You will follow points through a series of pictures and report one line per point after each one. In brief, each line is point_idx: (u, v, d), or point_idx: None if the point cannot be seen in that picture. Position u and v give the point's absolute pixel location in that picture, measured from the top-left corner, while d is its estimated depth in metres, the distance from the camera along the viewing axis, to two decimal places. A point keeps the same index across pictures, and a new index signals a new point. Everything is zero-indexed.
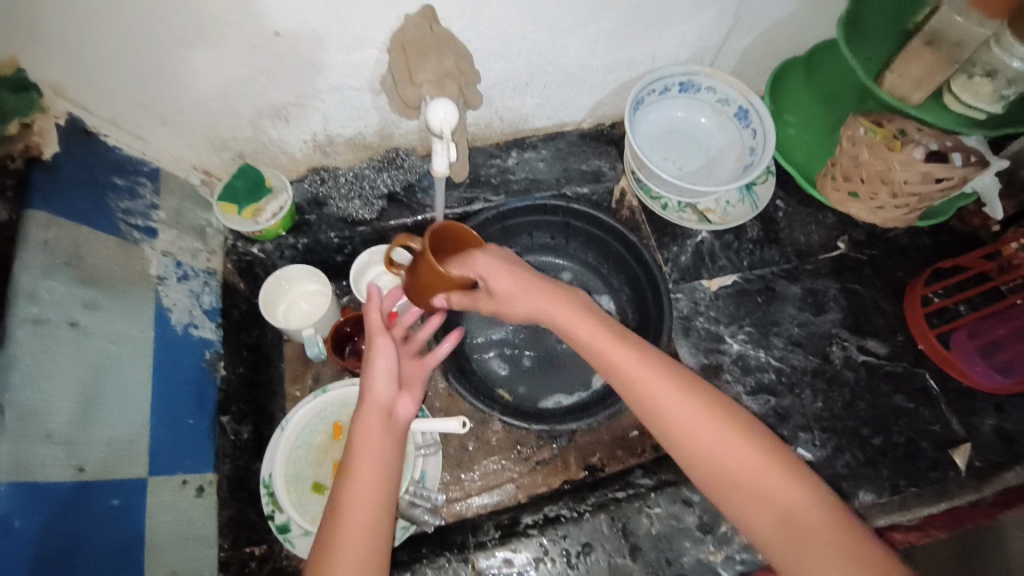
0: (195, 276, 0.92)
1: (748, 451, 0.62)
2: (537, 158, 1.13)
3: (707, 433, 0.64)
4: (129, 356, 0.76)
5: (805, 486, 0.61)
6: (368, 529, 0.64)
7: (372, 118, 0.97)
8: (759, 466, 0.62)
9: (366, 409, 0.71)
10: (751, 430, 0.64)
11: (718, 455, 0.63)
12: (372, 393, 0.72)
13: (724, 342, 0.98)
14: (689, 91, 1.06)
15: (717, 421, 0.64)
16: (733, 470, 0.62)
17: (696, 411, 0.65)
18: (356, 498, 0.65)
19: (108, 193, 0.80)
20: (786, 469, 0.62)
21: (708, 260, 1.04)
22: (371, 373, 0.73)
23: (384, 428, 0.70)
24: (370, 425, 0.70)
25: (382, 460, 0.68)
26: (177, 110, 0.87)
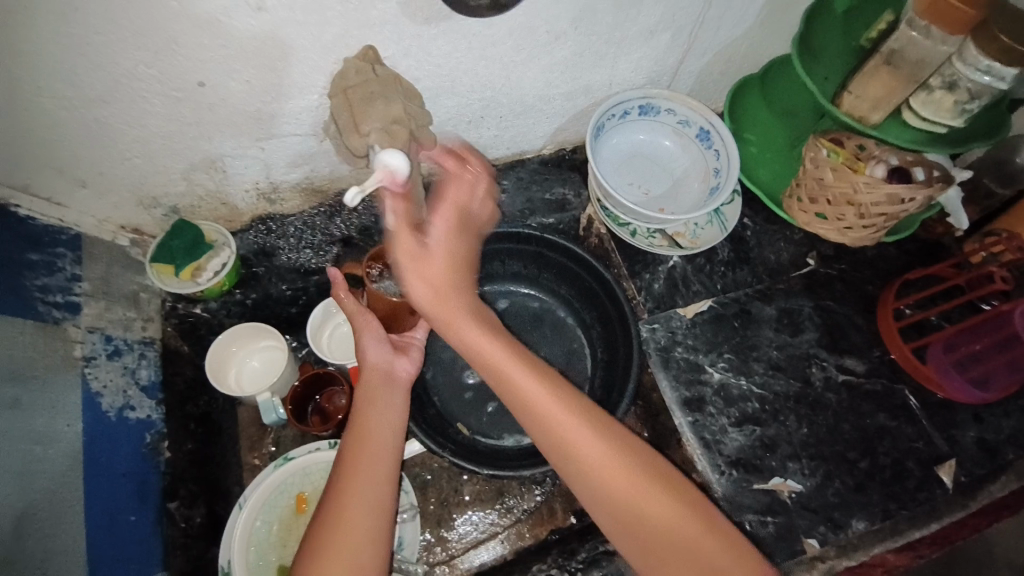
0: (129, 350, 0.84)
1: (634, 477, 0.65)
2: (499, 189, 1.08)
3: (590, 458, 0.66)
4: (58, 457, 0.68)
5: (702, 513, 0.65)
6: (372, 505, 0.62)
7: (320, 164, 0.90)
8: (656, 497, 0.65)
9: (366, 376, 0.72)
10: (645, 455, 0.68)
11: (610, 482, 0.65)
12: (368, 361, 0.74)
13: (704, 371, 0.95)
14: (649, 114, 1.03)
15: (608, 448, 0.67)
16: (621, 486, 0.65)
17: (597, 440, 0.67)
18: (356, 476, 0.63)
19: (22, 272, 0.72)
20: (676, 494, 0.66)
21: (681, 285, 1.01)
22: (367, 342, 0.75)
23: (384, 391, 0.71)
24: (370, 396, 0.70)
25: (383, 431, 0.67)
26: (98, 172, 0.78)
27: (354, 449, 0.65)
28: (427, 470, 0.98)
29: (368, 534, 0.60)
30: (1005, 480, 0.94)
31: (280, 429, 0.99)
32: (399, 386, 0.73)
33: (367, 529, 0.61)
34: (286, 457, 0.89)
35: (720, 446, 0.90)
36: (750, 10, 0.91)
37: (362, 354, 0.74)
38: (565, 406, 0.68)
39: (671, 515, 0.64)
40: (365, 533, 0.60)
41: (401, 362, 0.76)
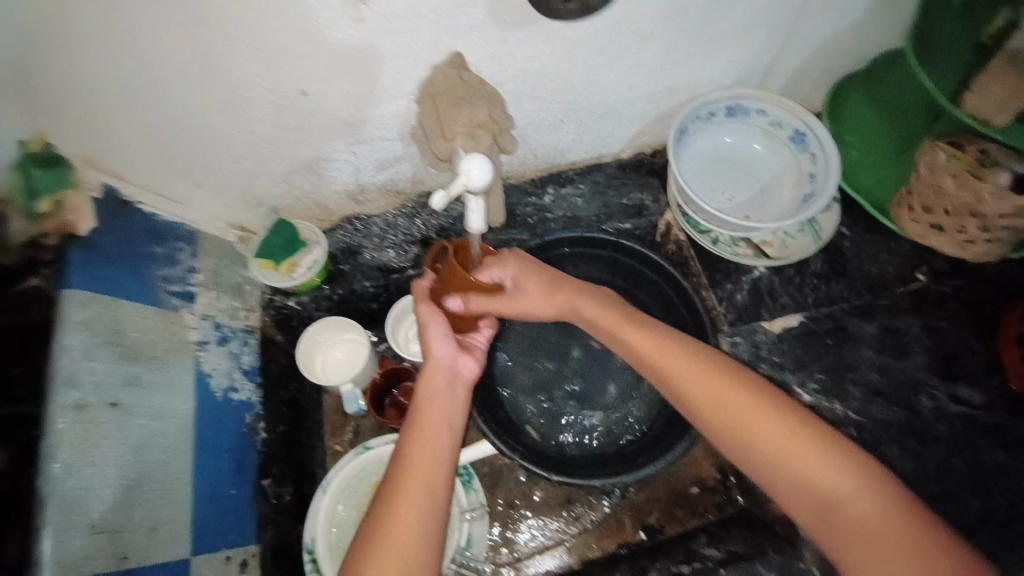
0: (234, 337, 0.92)
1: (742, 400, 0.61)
2: (575, 193, 1.08)
3: (712, 395, 0.62)
4: (169, 432, 0.75)
5: (858, 470, 0.56)
6: (421, 498, 0.60)
7: (403, 167, 0.94)
8: (799, 444, 0.58)
9: (428, 378, 0.69)
10: (781, 403, 0.61)
11: (740, 422, 0.60)
12: (434, 354, 0.70)
13: (793, 392, 0.89)
14: (737, 115, 0.98)
15: (724, 380, 0.62)
16: (747, 424, 0.60)
17: (716, 379, 0.63)
18: (412, 465, 0.62)
19: (149, 263, 0.81)
20: (829, 450, 0.57)
21: (768, 297, 0.96)
22: (432, 335, 0.71)
23: (445, 389, 0.69)
24: (434, 392, 0.68)
25: (440, 424, 0.66)
26: (213, 174, 0.87)
27: (410, 441, 0.64)
28: (494, 470, 0.99)
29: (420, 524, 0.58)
30: None
31: (359, 419, 1.04)
32: (461, 383, 0.71)
33: (419, 520, 0.59)
34: (364, 446, 0.93)
35: None
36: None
37: (427, 346, 0.71)
38: (680, 353, 0.66)
39: (817, 463, 0.57)
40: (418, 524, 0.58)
41: (464, 360, 0.72)
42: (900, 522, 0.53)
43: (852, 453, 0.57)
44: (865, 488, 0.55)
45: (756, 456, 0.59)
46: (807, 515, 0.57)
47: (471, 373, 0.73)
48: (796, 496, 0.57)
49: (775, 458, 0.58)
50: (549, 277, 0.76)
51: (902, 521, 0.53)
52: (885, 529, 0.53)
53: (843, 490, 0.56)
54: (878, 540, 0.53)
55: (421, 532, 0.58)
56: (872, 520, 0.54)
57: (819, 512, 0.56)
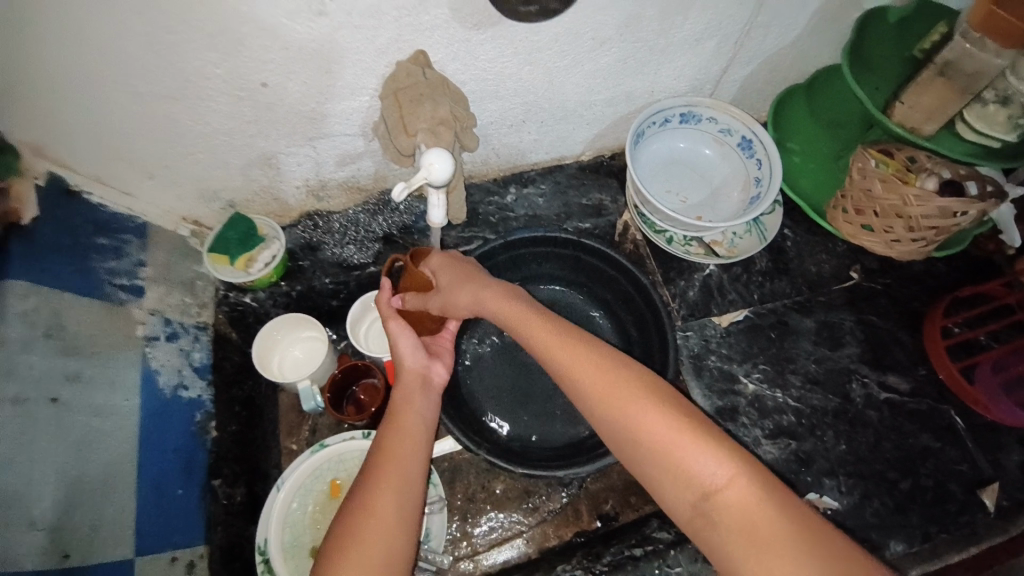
0: (185, 333, 0.88)
1: (624, 391, 0.60)
2: (536, 193, 1.11)
3: (595, 387, 0.61)
4: (115, 429, 0.71)
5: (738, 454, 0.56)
6: (401, 493, 0.61)
7: (366, 163, 0.96)
8: (680, 432, 0.57)
9: (405, 379, 0.72)
10: (670, 397, 0.60)
11: (623, 410, 0.60)
12: (405, 362, 0.73)
13: (738, 381, 0.94)
14: (690, 122, 1.03)
15: (608, 373, 0.61)
16: (628, 414, 0.59)
17: (600, 371, 0.62)
18: (395, 452, 0.64)
19: (91, 254, 0.77)
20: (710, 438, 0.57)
21: (717, 293, 1.01)
22: (403, 344, 0.74)
23: (422, 389, 0.72)
24: (412, 391, 0.71)
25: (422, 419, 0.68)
26: (164, 165, 0.84)
27: (392, 433, 0.66)
28: (454, 464, 1.00)
29: (404, 518, 0.60)
30: None
31: (317, 418, 1.02)
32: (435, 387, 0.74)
33: (403, 503, 0.60)
34: (322, 444, 0.91)
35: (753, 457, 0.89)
36: (798, 19, 0.91)
37: (397, 356, 0.74)
38: (567, 345, 0.65)
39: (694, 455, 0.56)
40: (403, 506, 0.60)
41: (436, 366, 0.75)
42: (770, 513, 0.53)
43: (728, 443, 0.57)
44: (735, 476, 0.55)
45: (639, 448, 0.58)
46: (690, 516, 0.56)
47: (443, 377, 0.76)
48: (677, 489, 0.56)
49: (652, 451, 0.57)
50: (464, 270, 0.75)
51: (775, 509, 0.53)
52: (757, 517, 0.53)
53: (717, 477, 0.55)
54: (751, 530, 0.53)
55: (399, 525, 0.59)
56: (746, 508, 0.54)
57: (696, 505, 0.56)
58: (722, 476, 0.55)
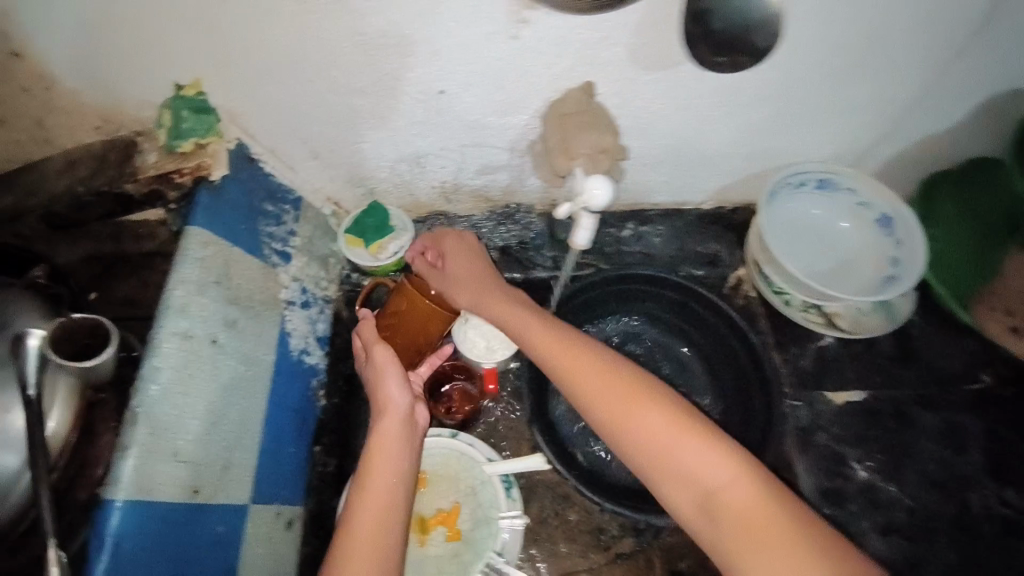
0: (314, 302, 0.94)
1: (677, 430, 0.65)
2: (653, 233, 1.11)
3: (644, 431, 0.66)
4: (253, 378, 0.77)
5: (754, 484, 0.61)
6: (383, 513, 0.70)
7: (502, 176, 1.00)
8: (700, 461, 0.63)
9: (384, 415, 0.77)
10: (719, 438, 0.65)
11: (678, 457, 0.64)
12: (388, 402, 0.78)
13: (848, 466, 0.90)
14: (827, 189, 1.02)
15: (662, 416, 0.67)
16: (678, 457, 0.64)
17: (652, 412, 0.67)
18: (375, 476, 0.72)
19: (259, 218, 0.84)
20: (727, 466, 0.63)
21: (833, 368, 0.98)
22: (390, 384, 0.79)
23: (399, 433, 0.76)
24: (387, 439, 0.75)
25: (388, 469, 0.73)
26: (330, 149, 0.91)
27: (366, 489, 0.71)
28: (531, 483, 1.00)
29: (383, 535, 0.68)
30: None
31: None
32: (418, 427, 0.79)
33: (381, 527, 0.69)
34: None
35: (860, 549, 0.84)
36: (963, 104, 0.88)
37: (386, 394, 0.78)
38: (591, 363, 0.73)
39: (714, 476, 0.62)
40: (381, 530, 0.68)
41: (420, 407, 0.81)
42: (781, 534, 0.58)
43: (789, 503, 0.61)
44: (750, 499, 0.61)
45: (703, 501, 0.62)
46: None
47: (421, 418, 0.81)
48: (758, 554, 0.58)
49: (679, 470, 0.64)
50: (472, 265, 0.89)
51: (791, 526, 0.59)
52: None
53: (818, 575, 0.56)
54: None
55: (379, 541, 0.68)
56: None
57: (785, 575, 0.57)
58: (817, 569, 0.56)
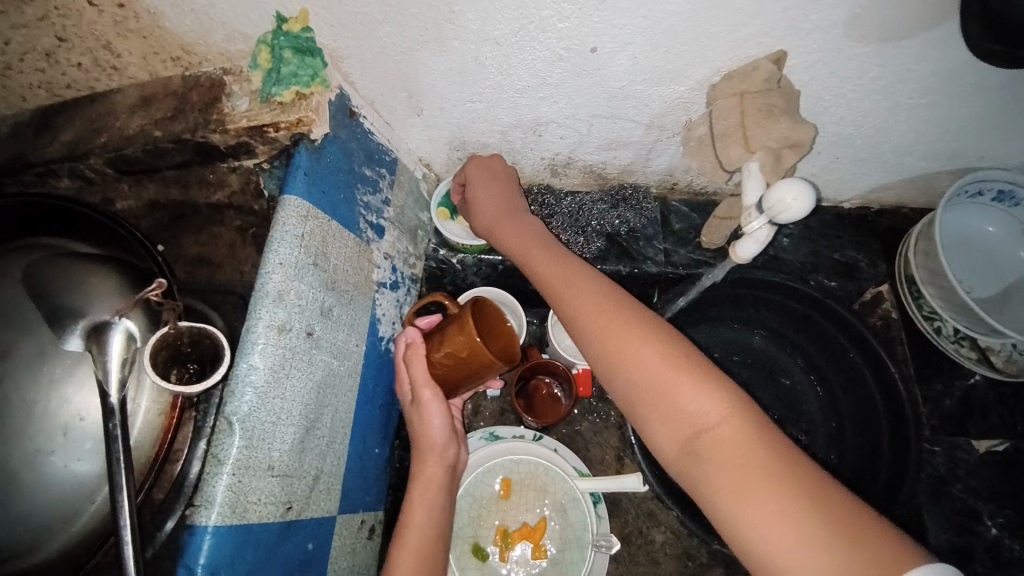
0: (403, 282, 0.83)
1: (727, 421, 0.49)
2: (782, 232, 0.97)
3: (685, 415, 0.50)
4: (345, 374, 0.67)
5: (817, 518, 0.43)
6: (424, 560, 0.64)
7: (626, 153, 0.86)
8: (755, 481, 0.45)
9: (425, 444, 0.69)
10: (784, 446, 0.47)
11: (726, 461, 0.47)
12: (429, 441, 0.69)
13: (981, 522, 0.81)
14: (1004, 202, 0.86)
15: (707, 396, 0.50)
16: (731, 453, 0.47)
17: (695, 390, 0.51)
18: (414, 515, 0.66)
19: (356, 184, 0.72)
20: (801, 495, 0.44)
21: (977, 412, 0.86)
22: (433, 420, 0.68)
23: (436, 482, 0.68)
24: (425, 490, 0.67)
25: (426, 525, 0.65)
26: (439, 106, 0.77)
27: (399, 549, 0.63)
28: (615, 496, 0.92)
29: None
30: None
31: (486, 401, 0.96)
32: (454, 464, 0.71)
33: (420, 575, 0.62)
34: (493, 434, 0.87)
35: None
36: None
37: (425, 427, 0.68)
38: (625, 324, 0.57)
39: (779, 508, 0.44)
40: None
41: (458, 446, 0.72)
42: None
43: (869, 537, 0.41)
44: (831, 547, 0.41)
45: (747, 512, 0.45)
46: None
47: (461, 462, 0.74)
48: None
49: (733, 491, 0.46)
50: (506, 203, 0.78)
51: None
52: None
53: None
54: None
55: None
56: None
57: None
58: None
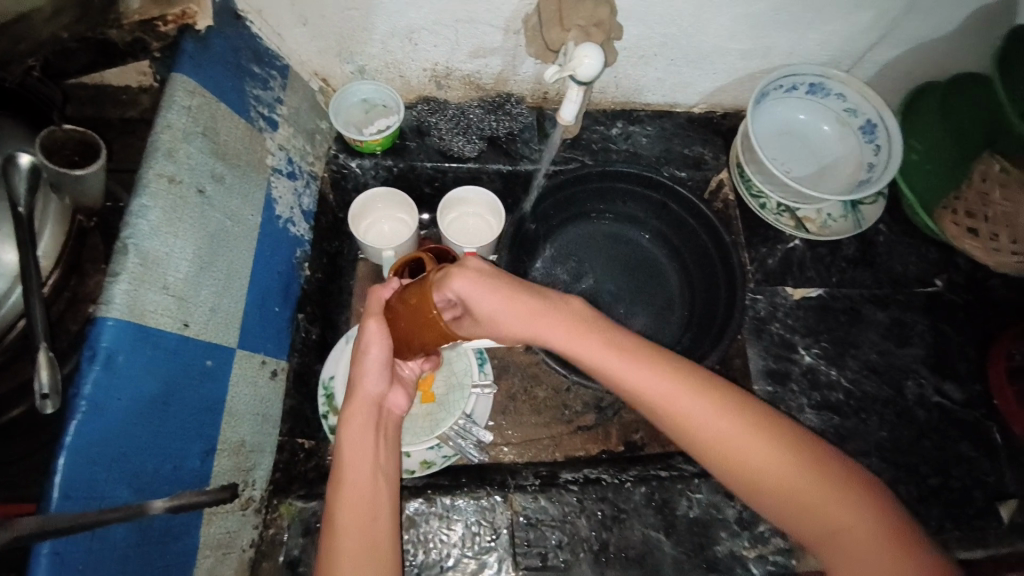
0: (300, 175, 0.94)
1: (688, 388, 0.64)
2: (642, 133, 1.12)
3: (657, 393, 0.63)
4: (239, 234, 0.79)
5: (766, 437, 0.63)
6: (367, 527, 0.64)
7: (495, 60, 0.99)
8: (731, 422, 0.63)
9: (357, 406, 0.71)
10: (730, 400, 0.64)
11: (687, 420, 0.63)
12: (365, 388, 0.72)
13: (797, 352, 0.97)
14: (817, 95, 1.03)
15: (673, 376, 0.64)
16: (686, 416, 0.63)
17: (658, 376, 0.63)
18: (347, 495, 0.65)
19: (246, 78, 0.84)
20: (747, 417, 0.63)
21: (796, 268, 1.02)
22: (369, 368, 0.72)
23: (369, 423, 0.70)
24: (356, 426, 0.70)
25: (362, 493, 0.65)
26: (320, 14, 0.88)
27: (343, 520, 0.64)
28: (504, 363, 1.07)
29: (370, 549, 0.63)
30: None
31: None
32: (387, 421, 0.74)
33: (367, 543, 0.63)
34: None
35: (795, 421, 0.92)
36: (953, 17, 0.92)
37: (359, 379, 0.72)
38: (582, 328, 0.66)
39: (788, 468, 0.62)
40: (368, 545, 0.63)
41: (394, 395, 0.76)
42: (879, 523, 0.60)
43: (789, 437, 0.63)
44: (831, 493, 0.61)
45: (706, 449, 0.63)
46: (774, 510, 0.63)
47: (397, 408, 0.76)
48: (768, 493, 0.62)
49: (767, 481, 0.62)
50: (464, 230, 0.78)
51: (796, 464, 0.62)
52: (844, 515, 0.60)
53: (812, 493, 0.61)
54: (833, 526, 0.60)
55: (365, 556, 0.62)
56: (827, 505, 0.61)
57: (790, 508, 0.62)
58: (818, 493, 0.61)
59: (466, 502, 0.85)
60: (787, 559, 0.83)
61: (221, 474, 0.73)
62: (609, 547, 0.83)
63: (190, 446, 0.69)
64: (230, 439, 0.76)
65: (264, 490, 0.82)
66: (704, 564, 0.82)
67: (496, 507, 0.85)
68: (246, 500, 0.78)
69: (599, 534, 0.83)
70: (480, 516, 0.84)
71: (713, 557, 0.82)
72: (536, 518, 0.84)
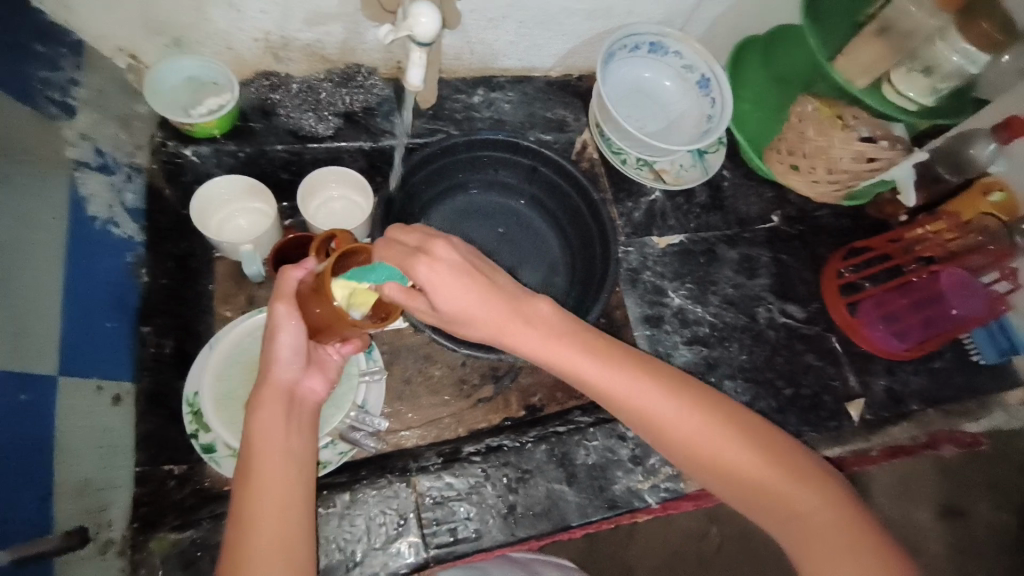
0: (118, 169, 0.82)
1: (654, 385, 0.62)
2: (504, 99, 1.11)
3: (620, 390, 0.61)
4: (37, 243, 0.67)
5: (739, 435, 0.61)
6: (281, 521, 0.57)
7: (336, 28, 0.90)
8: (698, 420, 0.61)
9: (270, 391, 0.64)
10: (699, 392, 0.63)
11: (663, 428, 0.61)
12: (275, 370, 0.65)
13: (666, 295, 1.05)
14: (658, 53, 1.09)
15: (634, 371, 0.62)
16: (652, 413, 0.61)
17: (620, 376, 0.61)
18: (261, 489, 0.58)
19: (27, 58, 0.72)
20: (726, 418, 0.62)
21: (659, 218, 1.09)
22: (280, 347, 0.65)
23: (282, 408, 0.63)
24: (266, 411, 0.62)
25: (275, 483, 0.59)
26: None
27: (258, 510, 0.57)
28: (393, 347, 1.03)
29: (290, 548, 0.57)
30: (904, 425, 1.06)
31: (256, 289, 0.98)
32: (304, 407, 0.67)
33: (281, 542, 0.56)
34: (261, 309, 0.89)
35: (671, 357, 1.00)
36: None
37: (269, 362, 0.65)
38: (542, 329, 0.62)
39: (757, 464, 0.60)
40: (282, 543, 0.56)
41: (310, 379, 0.68)
42: (841, 516, 0.59)
43: (754, 432, 0.62)
44: (803, 487, 0.60)
45: (678, 445, 0.61)
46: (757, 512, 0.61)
47: (315, 393, 0.68)
48: (750, 494, 0.61)
49: (757, 489, 0.60)
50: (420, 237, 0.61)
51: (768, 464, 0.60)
52: (832, 522, 0.58)
53: (802, 505, 0.59)
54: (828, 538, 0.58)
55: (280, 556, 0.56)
56: (816, 515, 0.59)
57: (775, 512, 0.60)
58: (804, 504, 0.59)
59: (367, 496, 0.81)
60: (677, 484, 0.89)
61: (58, 522, 0.63)
62: (517, 509, 0.84)
63: (8, 497, 0.58)
64: (68, 480, 0.65)
65: (127, 528, 0.71)
66: (606, 505, 0.86)
67: (400, 493, 0.82)
68: (104, 543, 0.68)
69: (504, 498, 0.84)
70: (384, 508, 0.81)
71: (613, 497, 0.87)
72: (441, 497, 0.83)
